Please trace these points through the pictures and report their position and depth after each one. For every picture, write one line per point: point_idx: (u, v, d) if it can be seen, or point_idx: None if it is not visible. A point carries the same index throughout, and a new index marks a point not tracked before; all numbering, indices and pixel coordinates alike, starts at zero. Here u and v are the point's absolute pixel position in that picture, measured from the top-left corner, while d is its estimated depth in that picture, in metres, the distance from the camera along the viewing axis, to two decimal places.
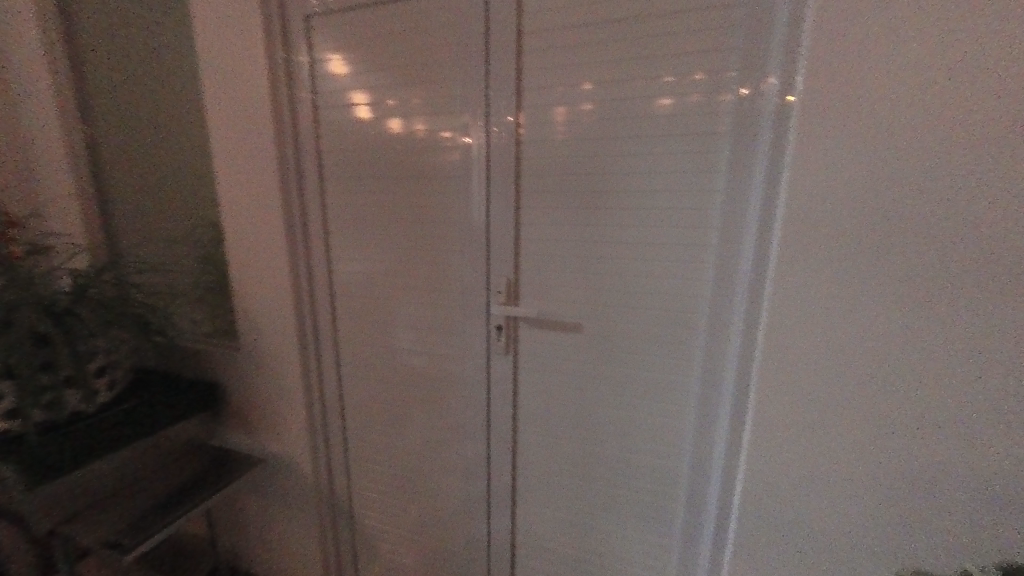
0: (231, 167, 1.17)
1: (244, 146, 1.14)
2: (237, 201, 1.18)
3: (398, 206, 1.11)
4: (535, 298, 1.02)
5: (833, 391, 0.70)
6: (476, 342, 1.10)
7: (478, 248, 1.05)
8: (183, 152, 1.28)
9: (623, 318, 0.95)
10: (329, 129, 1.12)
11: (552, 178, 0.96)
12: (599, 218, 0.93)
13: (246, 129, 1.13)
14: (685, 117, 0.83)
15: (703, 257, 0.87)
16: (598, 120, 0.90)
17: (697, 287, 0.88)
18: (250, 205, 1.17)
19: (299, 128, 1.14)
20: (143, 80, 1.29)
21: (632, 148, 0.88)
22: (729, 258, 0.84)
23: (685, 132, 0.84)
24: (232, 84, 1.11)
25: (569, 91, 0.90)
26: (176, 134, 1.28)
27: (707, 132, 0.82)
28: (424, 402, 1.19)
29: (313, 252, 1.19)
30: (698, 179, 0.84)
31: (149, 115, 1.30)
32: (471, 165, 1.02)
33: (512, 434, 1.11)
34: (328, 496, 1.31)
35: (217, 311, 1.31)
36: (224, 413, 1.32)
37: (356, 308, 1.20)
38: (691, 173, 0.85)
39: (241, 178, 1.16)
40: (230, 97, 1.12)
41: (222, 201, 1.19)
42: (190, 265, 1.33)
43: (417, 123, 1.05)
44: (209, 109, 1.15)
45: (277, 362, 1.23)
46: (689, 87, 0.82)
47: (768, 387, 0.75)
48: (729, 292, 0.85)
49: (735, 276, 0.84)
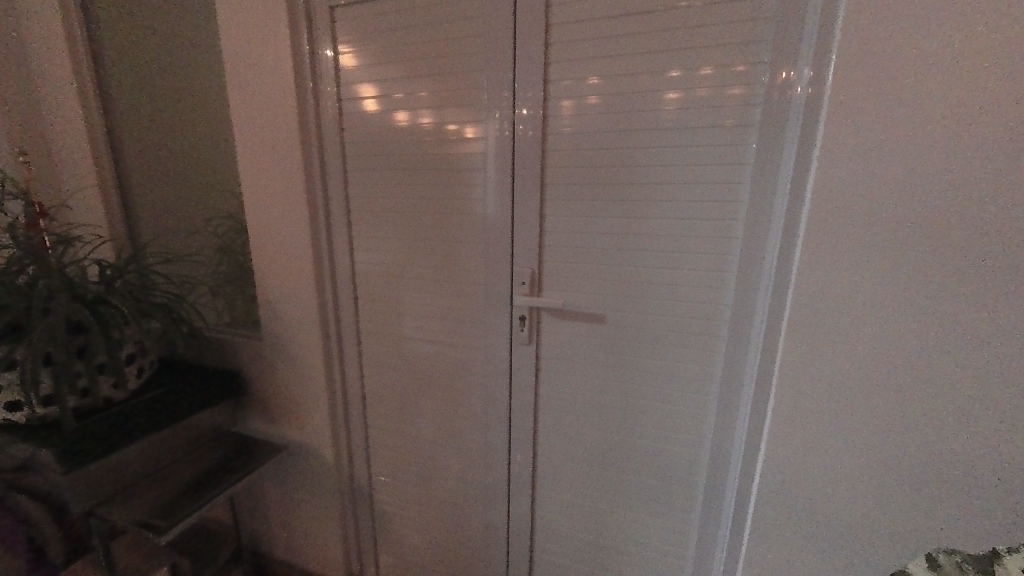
0: (253, 160, 1.18)
1: (267, 138, 1.15)
2: (261, 192, 1.19)
3: (421, 197, 1.12)
4: (558, 289, 1.04)
5: (860, 379, 0.71)
6: (497, 332, 1.11)
7: (502, 239, 1.06)
8: (205, 144, 1.30)
9: (647, 309, 0.97)
10: (352, 121, 1.13)
11: (577, 170, 0.97)
12: (625, 211, 0.94)
13: (269, 120, 1.14)
14: (711, 109, 0.84)
15: (728, 248, 0.88)
16: (623, 112, 0.91)
17: (720, 278, 0.90)
18: (273, 196, 1.18)
19: (322, 119, 1.14)
20: (165, 72, 1.29)
21: (658, 141, 0.89)
22: (754, 250, 0.85)
23: (712, 124, 0.85)
24: (255, 76, 1.12)
25: (585, 84, 0.92)
26: (198, 125, 1.29)
27: (736, 124, 0.83)
28: (445, 391, 1.21)
29: (335, 244, 1.21)
30: (725, 171, 0.85)
31: (171, 106, 1.31)
32: (496, 157, 1.02)
33: (533, 422, 1.13)
34: (349, 482, 1.34)
35: (242, 301, 1.34)
36: (247, 402, 1.35)
37: (378, 299, 1.21)
38: (718, 164, 0.86)
39: (264, 170, 1.17)
40: (254, 89, 1.13)
41: (246, 192, 1.21)
42: (213, 256, 1.35)
43: (441, 114, 1.06)
44: (232, 100, 1.16)
45: (300, 351, 1.25)
46: (698, 81, 0.84)
47: (793, 374, 0.76)
48: (754, 283, 0.86)
49: (760, 267, 0.85)
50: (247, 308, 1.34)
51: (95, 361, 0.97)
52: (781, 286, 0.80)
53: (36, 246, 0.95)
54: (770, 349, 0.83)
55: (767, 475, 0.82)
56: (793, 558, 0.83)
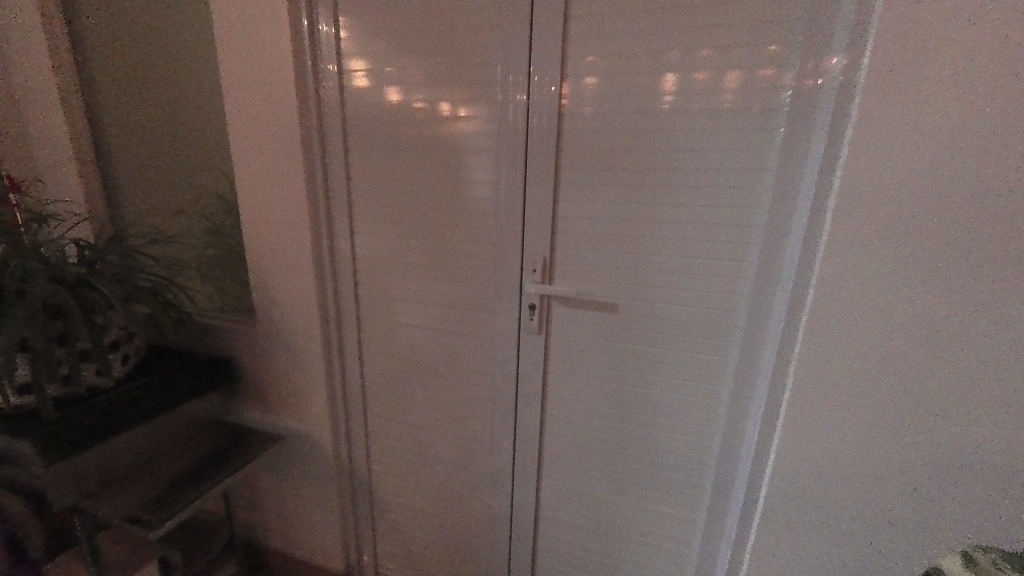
0: (245, 135, 1.11)
1: (262, 112, 1.08)
2: (254, 170, 1.12)
3: (426, 178, 1.06)
4: (570, 277, 1.01)
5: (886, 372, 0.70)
6: (505, 322, 1.08)
7: (513, 224, 1.01)
8: (192, 118, 1.22)
9: (663, 298, 0.94)
10: (353, 97, 1.07)
11: (594, 154, 0.92)
12: (643, 196, 0.91)
13: (263, 94, 1.06)
14: (737, 93, 0.81)
15: (748, 236, 0.85)
16: (645, 96, 0.87)
17: (739, 267, 0.87)
18: (269, 176, 1.11)
19: (320, 95, 1.08)
20: (149, 37, 1.20)
21: (680, 125, 0.85)
22: (775, 239, 0.83)
23: (737, 109, 0.81)
24: (249, 46, 1.04)
25: (585, 64, 0.89)
26: (185, 97, 1.21)
27: (763, 109, 0.80)
28: (450, 380, 1.17)
29: (335, 227, 1.15)
30: (748, 156, 0.82)
31: (155, 75, 1.23)
32: (508, 138, 0.97)
33: (540, 412, 1.11)
34: (348, 472, 1.30)
35: (234, 285, 1.28)
36: (240, 390, 1.29)
37: (380, 287, 1.16)
38: (741, 149, 0.83)
39: (258, 147, 1.10)
40: (246, 59, 1.05)
41: (238, 170, 1.14)
42: (204, 237, 1.28)
43: (450, 90, 1.00)
44: (223, 70, 1.08)
45: (296, 339, 1.19)
46: (698, 62, 0.82)
47: (817, 366, 0.74)
48: (774, 273, 0.84)
49: (782, 257, 0.83)
50: (240, 293, 1.28)
51: (78, 348, 0.91)
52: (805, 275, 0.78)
53: (8, 223, 0.88)
54: (790, 340, 0.81)
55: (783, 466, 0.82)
56: (804, 548, 0.83)
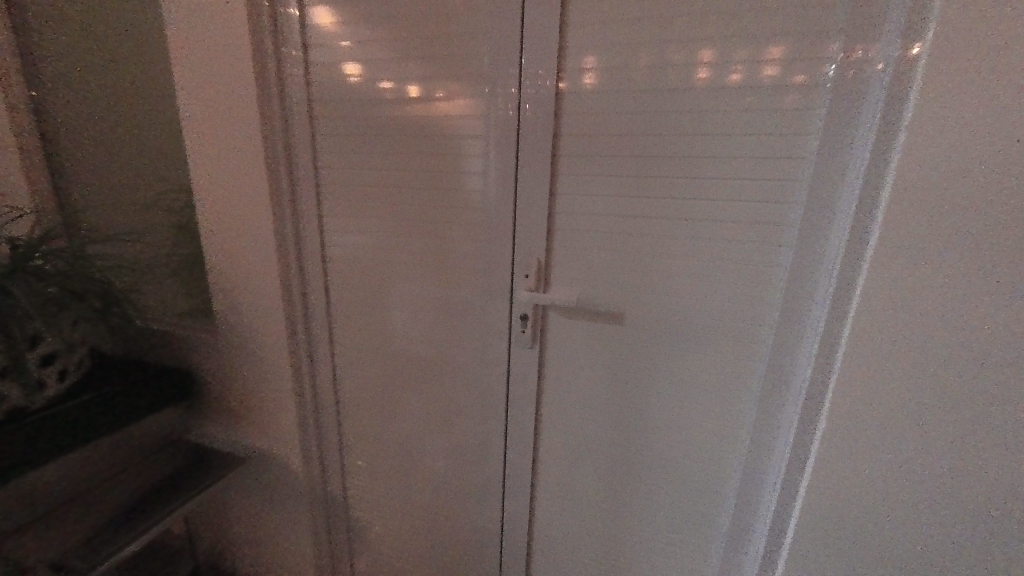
0: (200, 120, 0.98)
1: (218, 96, 0.94)
2: (211, 161, 0.99)
3: (406, 169, 0.93)
4: (568, 283, 0.88)
5: (950, 407, 0.57)
6: (495, 334, 0.96)
7: (502, 223, 0.89)
8: (149, 104, 1.10)
9: (676, 307, 0.81)
10: (321, 80, 0.93)
11: (595, 143, 0.80)
12: (654, 191, 0.78)
13: (218, 73, 0.93)
14: (765, 72, 0.68)
15: (776, 238, 0.73)
16: (655, 78, 0.74)
17: (765, 274, 0.74)
18: (227, 169, 0.98)
19: (284, 77, 0.94)
20: (98, 12, 1.07)
21: (696, 111, 0.73)
22: (811, 241, 0.69)
23: (765, 90, 0.69)
24: (201, 20, 0.91)
25: (585, 37, 0.76)
26: (143, 81, 1.09)
27: (796, 90, 0.67)
28: (434, 397, 1.05)
29: (303, 228, 1.03)
30: (777, 145, 0.70)
31: (106, 54, 1.10)
32: (497, 124, 0.85)
33: (535, 434, 0.99)
34: (322, 495, 1.19)
35: (195, 289, 1.16)
36: (203, 405, 1.17)
37: (355, 293, 1.04)
38: (770, 137, 0.70)
39: (213, 134, 0.97)
40: (199, 33, 0.92)
41: (194, 160, 1.01)
42: (164, 233, 1.17)
43: (431, 70, 0.87)
44: (175, 48, 0.95)
45: (262, 350, 1.07)
46: (706, 32, 0.70)
47: (863, 395, 0.62)
48: (809, 280, 0.71)
49: (820, 262, 0.70)
50: (201, 296, 1.15)
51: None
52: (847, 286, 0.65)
53: None
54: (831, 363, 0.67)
55: (815, 502, 0.71)
56: None
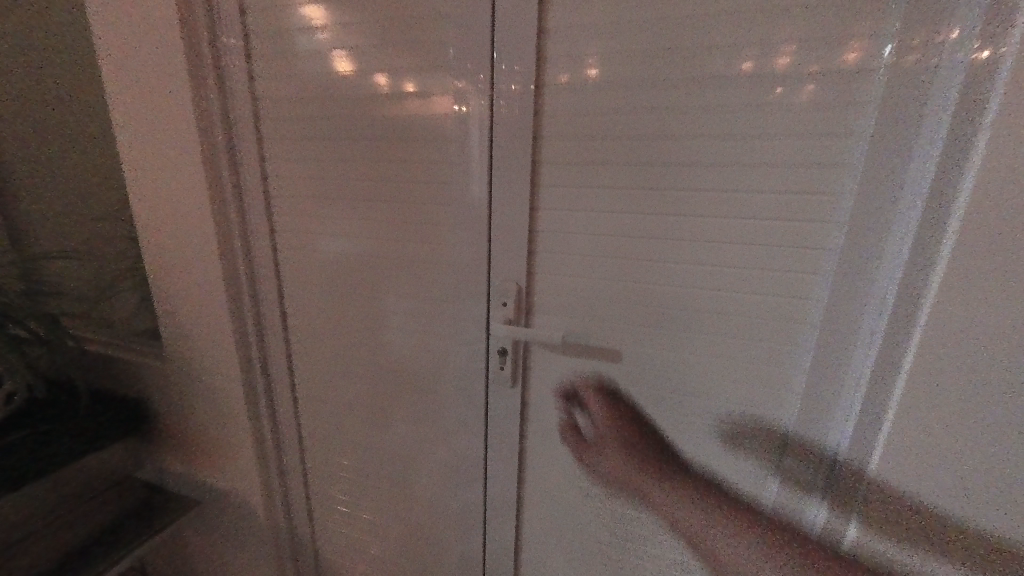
0: (156, 134, 0.91)
1: (169, 113, 0.89)
2: (168, 177, 0.92)
3: (376, 179, 0.84)
4: (553, 314, 0.76)
5: (1023, 478, 0.47)
6: (469, 370, 0.86)
7: (476, 245, 0.78)
8: (88, 115, 1.01)
9: (686, 340, 0.68)
10: (276, 87, 0.86)
11: (580, 158, 0.68)
12: (655, 207, 0.66)
13: (173, 84, 0.87)
14: (783, 72, 0.56)
15: (813, 255, 0.59)
16: (649, 81, 0.62)
17: (795, 297, 0.61)
18: (183, 185, 0.92)
19: (235, 86, 0.87)
20: (30, 17, 0.98)
21: (700, 119, 0.61)
22: (860, 259, 0.56)
23: (787, 93, 0.57)
24: (154, 26, 0.84)
25: (566, 33, 0.65)
26: (83, 87, 0.99)
27: (829, 90, 0.55)
28: (407, 433, 0.96)
29: (264, 247, 0.94)
30: (812, 152, 0.57)
31: (42, 63, 1.01)
32: (465, 138, 0.75)
33: (517, 482, 0.88)
34: (293, 530, 1.11)
35: (144, 310, 1.08)
36: (165, 434, 1.10)
37: (325, 317, 0.96)
38: (805, 142, 0.57)
39: (170, 147, 0.90)
40: (151, 38, 0.85)
41: (150, 176, 0.94)
42: (111, 249, 1.08)
43: (396, 73, 0.77)
44: (122, 61, 0.90)
45: (228, 377, 1.01)
46: (713, 21, 0.58)
47: (919, 448, 0.53)
48: (855, 314, 0.58)
49: (869, 292, 0.56)
50: (152, 316, 1.07)
51: None
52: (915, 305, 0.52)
53: None
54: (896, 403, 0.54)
55: (864, 570, 0.59)
56: None
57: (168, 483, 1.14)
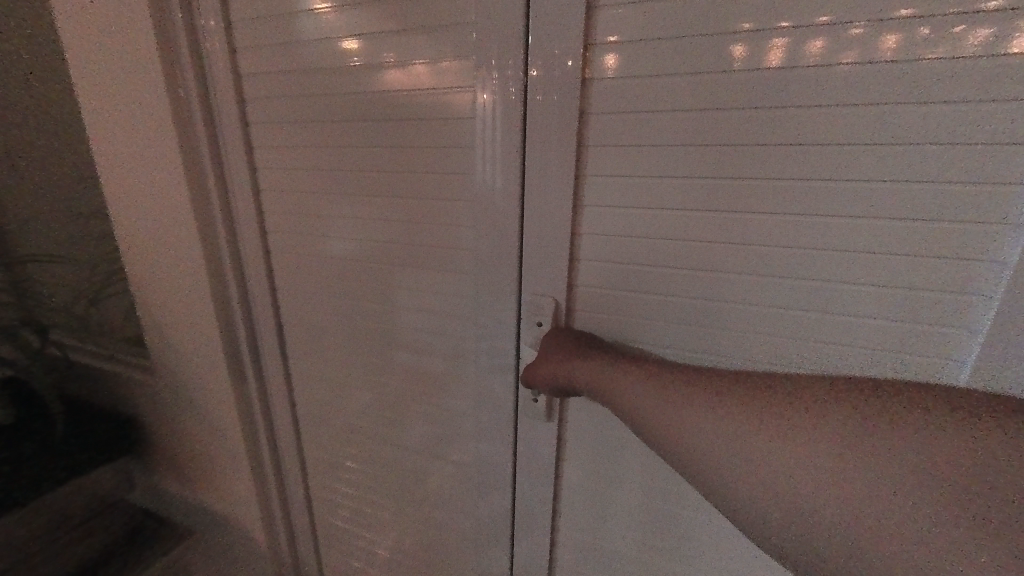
0: (132, 132, 0.81)
1: (146, 104, 0.78)
2: (149, 179, 0.82)
3: (383, 174, 0.71)
4: (602, 332, 0.64)
5: None
6: (493, 399, 0.74)
7: (501, 254, 0.66)
8: (59, 108, 0.90)
9: (805, 267, 0.52)
10: (261, 67, 0.73)
11: (633, 150, 0.56)
12: (734, 208, 0.53)
13: (148, 73, 0.75)
14: (833, 42, 0.46)
15: (898, 251, 0.48)
16: (690, 54, 0.51)
17: (829, 309, 0.52)
18: (165, 190, 0.81)
19: (217, 69, 0.75)
20: None
21: (766, 101, 0.49)
22: (955, 237, 0.45)
23: (836, 67, 0.46)
24: (124, 6, 0.73)
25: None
26: (52, 80, 0.89)
27: (997, 34, 0.40)
28: (421, 463, 0.85)
29: (260, 254, 0.84)
30: (914, 133, 0.45)
31: (14, 54, 0.91)
32: (485, 125, 0.62)
33: (550, 524, 0.76)
34: (304, 556, 1.03)
35: (127, 318, 0.99)
36: (162, 456, 1.03)
37: (330, 331, 0.84)
38: (968, 79, 0.42)
39: (149, 146, 0.80)
40: (122, 21, 0.74)
41: (130, 180, 0.84)
42: (88, 255, 0.98)
43: (405, 47, 0.64)
44: (91, 45, 0.78)
45: (225, 397, 0.92)
46: None
47: None
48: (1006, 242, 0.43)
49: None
50: (135, 327, 0.99)
51: None
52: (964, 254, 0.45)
53: None
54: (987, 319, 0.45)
55: None
56: None
57: (167, 503, 1.07)
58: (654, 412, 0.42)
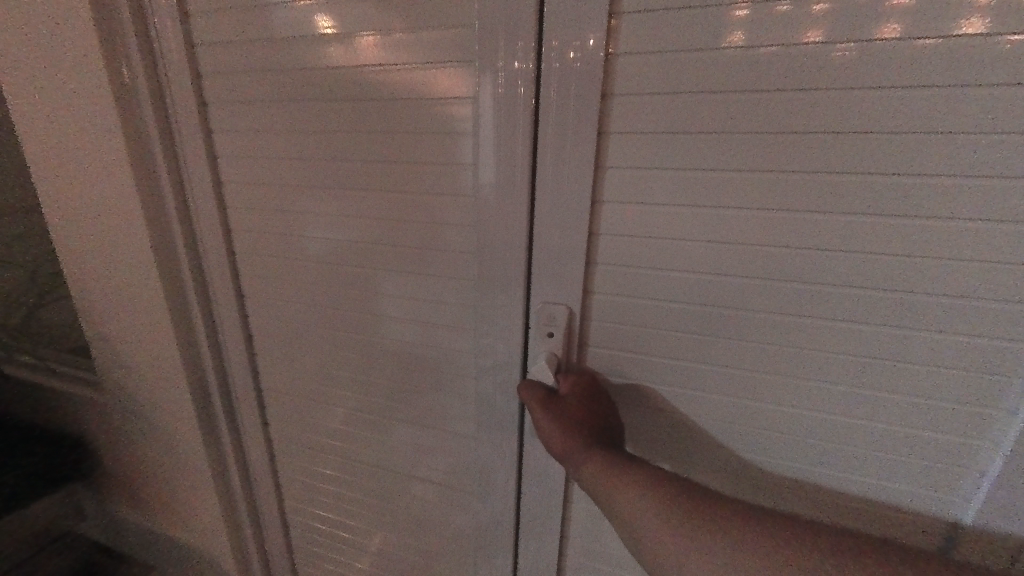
0: (66, 119, 0.70)
1: (81, 85, 0.67)
2: (88, 173, 0.71)
3: (367, 166, 0.62)
4: (617, 342, 0.57)
5: None
6: (495, 416, 0.66)
7: (503, 257, 0.58)
8: None
9: (850, 271, 0.46)
10: (220, 41, 0.63)
11: (658, 136, 0.49)
12: (770, 206, 0.47)
13: (82, 49, 0.65)
14: (848, 14, 0.41)
15: (950, 256, 0.43)
16: (704, 27, 0.45)
17: (841, 387, 0.50)
18: (108, 185, 0.71)
19: (167, 43, 0.65)
20: None
21: (806, 80, 0.43)
22: (1006, 240, 0.41)
23: (872, 42, 0.41)
24: None
25: None
26: None
27: None
28: (409, 484, 0.77)
29: (223, 255, 0.74)
30: (975, 121, 0.40)
31: None
32: (484, 111, 0.54)
33: (555, 548, 0.69)
34: None
35: (70, 327, 0.88)
36: (115, 481, 0.92)
37: (306, 340, 0.75)
38: None
39: (87, 134, 0.69)
40: None
41: (66, 174, 0.73)
42: (21, 257, 0.86)
43: (389, 17, 0.55)
44: (10, 12, 0.66)
45: (185, 417, 0.82)
46: None
47: None
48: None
49: None
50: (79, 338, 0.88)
51: None
52: (960, 386, 0.46)
53: None
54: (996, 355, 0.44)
55: None
56: None
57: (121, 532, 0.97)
58: (667, 516, 0.45)
